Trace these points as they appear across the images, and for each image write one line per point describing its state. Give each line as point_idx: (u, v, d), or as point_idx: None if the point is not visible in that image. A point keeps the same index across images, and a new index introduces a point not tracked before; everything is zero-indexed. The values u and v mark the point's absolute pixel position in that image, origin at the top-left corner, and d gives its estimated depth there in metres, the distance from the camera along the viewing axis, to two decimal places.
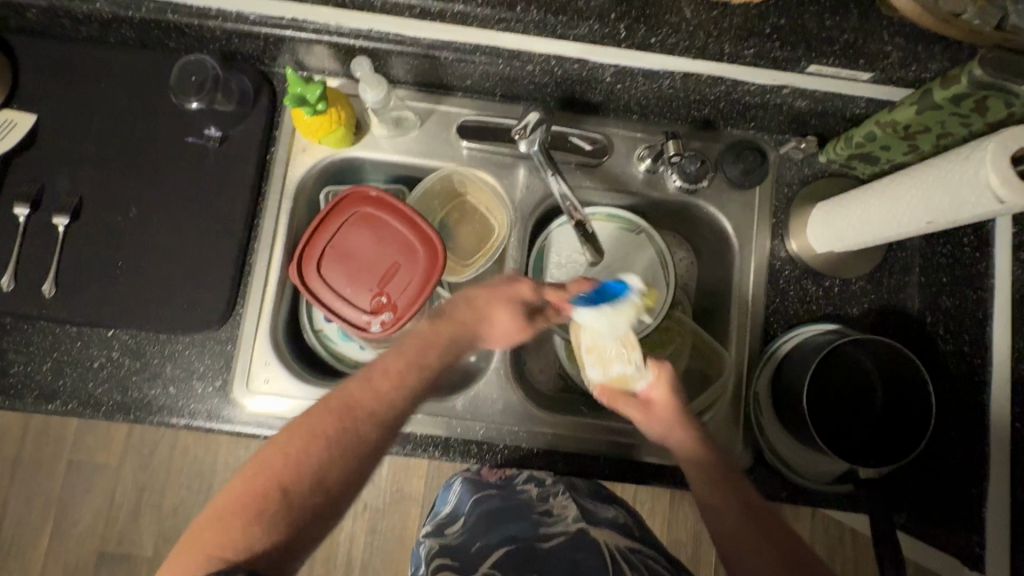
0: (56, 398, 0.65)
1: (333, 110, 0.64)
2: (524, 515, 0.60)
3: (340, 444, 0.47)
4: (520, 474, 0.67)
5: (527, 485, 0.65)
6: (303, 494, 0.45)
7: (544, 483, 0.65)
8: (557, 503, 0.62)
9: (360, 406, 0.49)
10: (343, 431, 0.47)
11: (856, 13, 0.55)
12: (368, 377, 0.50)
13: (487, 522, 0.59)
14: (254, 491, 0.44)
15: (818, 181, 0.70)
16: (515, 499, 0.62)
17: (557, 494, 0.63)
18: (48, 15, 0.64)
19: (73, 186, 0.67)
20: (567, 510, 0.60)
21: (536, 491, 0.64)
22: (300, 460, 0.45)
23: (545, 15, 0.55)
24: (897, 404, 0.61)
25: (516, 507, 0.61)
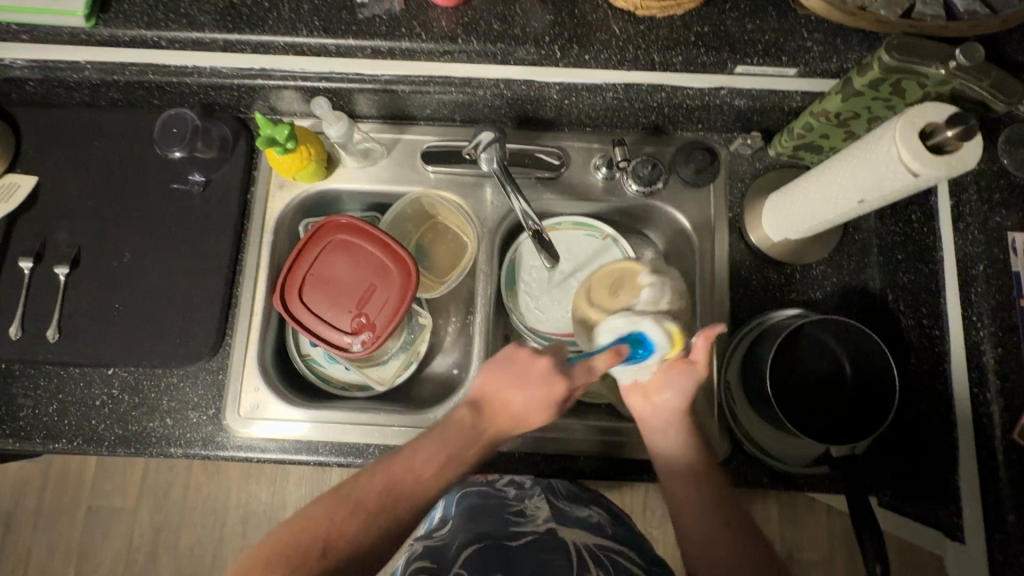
0: (62, 436, 0.69)
1: (303, 148, 0.68)
2: (500, 514, 0.61)
3: (378, 522, 0.50)
4: (502, 476, 0.69)
5: (506, 487, 0.66)
6: (340, 557, 0.48)
7: (522, 484, 0.67)
8: (532, 503, 0.63)
9: (401, 487, 0.52)
10: (385, 511, 0.51)
11: (774, 15, 0.59)
12: (415, 459, 0.54)
13: (465, 519, 0.61)
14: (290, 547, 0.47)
15: (770, 174, 0.73)
16: (493, 498, 0.64)
17: (534, 495, 0.65)
18: (45, 86, 0.70)
19: (72, 237, 0.72)
20: (539, 511, 0.62)
21: (513, 492, 0.66)
22: (343, 528, 0.49)
23: (485, 46, 0.60)
24: (865, 380, 0.63)
25: (493, 505, 0.63)
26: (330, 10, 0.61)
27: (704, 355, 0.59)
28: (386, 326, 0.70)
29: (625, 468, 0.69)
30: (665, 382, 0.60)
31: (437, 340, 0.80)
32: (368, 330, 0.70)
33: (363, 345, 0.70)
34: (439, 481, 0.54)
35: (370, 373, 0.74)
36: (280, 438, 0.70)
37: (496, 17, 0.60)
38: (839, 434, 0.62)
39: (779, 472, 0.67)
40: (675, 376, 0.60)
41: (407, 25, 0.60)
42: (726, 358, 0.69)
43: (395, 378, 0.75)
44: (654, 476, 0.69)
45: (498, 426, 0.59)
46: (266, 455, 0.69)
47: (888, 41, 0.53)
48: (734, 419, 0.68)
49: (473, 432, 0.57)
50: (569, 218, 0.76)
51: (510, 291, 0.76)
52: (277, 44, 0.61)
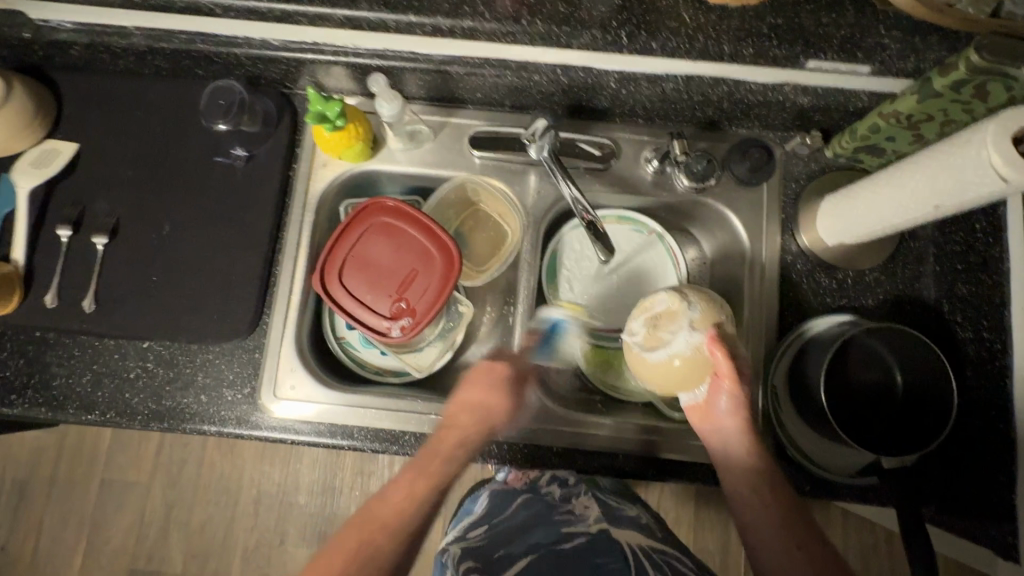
0: (96, 408, 0.68)
1: (351, 126, 0.67)
2: (548, 516, 0.63)
3: (428, 497, 0.53)
4: (545, 477, 0.71)
5: (550, 487, 0.70)
6: (396, 537, 0.50)
7: (567, 483, 0.70)
8: (580, 504, 0.66)
9: (439, 470, 0.56)
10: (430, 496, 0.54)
11: (851, 9, 0.57)
12: (436, 446, 0.58)
13: (513, 522, 0.64)
14: (365, 537, 0.49)
15: (825, 176, 0.71)
16: (540, 502, 0.66)
17: (579, 495, 0.68)
18: (90, 51, 0.69)
19: (111, 207, 0.71)
20: (588, 511, 0.64)
21: (559, 491, 0.69)
22: (402, 512, 0.51)
23: (549, 27, 0.58)
24: (919, 392, 0.61)
25: (538, 510, 0.65)
26: None
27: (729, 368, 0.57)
28: (426, 312, 0.69)
29: (664, 468, 0.68)
30: (710, 394, 0.59)
31: (472, 330, 0.79)
32: (407, 316, 0.69)
33: (401, 330, 0.69)
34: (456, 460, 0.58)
35: (407, 359, 0.73)
36: (315, 421, 0.68)
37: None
38: (891, 445, 0.60)
39: (823, 480, 0.65)
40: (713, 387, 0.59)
41: (469, 3, 0.58)
42: (774, 362, 0.67)
43: (432, 365, 0.74)
44: (693, 478, 0.68)
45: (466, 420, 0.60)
46: (300, 438, 0.68)
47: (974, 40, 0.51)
48: (778, 425, 0.66)
49: (472, 432, 0.60)
50: (615, 211, 0.75)
51: (553, 284, 0.75)
52: (335, 17, 0.59)
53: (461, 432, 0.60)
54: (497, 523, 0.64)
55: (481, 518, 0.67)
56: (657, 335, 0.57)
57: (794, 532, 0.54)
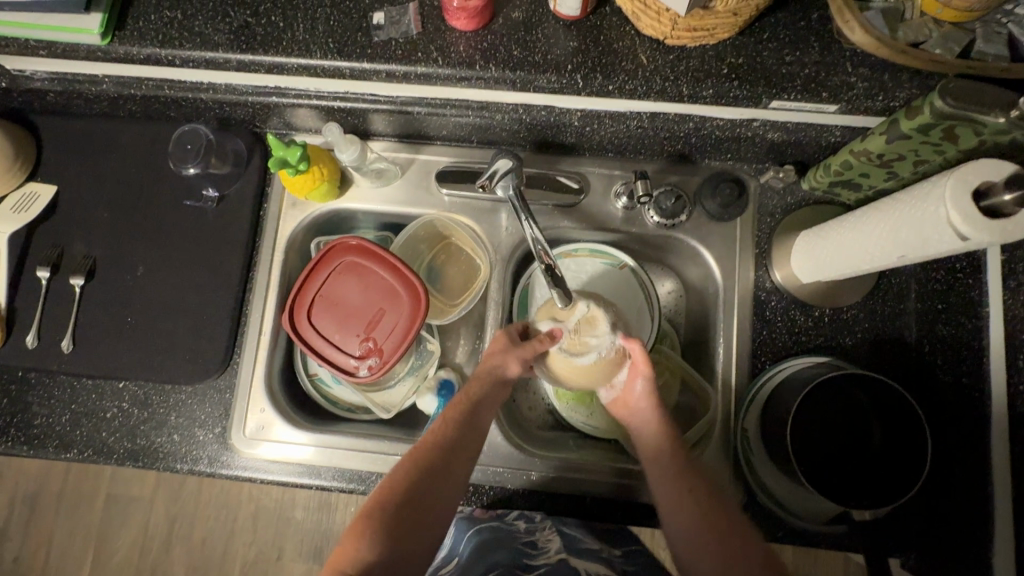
0: (74, 446, 0.70)
1: (315, 168, 0.67)
2: (509, 544, 0.63)
3: (413, 473, 0.54)
4: (511, 509, 0.69)
5: (516, 521, 0.67)
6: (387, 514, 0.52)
7: (533, 518, 0.68)
8: (543, 536, 0.65)
9: (428, 446, 0.56)
10: (420, 474, 0.54)
11: (816, 47, 0.55)
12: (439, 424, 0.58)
13: (478, 549, 0.63)
14: (364, 519, 0.52)
15: (803, 211, 0.69)
16: (504, 530, 0.66)
17: (544, 527, 0.66)
18: (65, 97, 0.70)
19: (89, 249, 0.73)
20: (550, 544, 0.63)
21: (524, 525, 0.67)
22: (390, 491, 0.53)
23: (504, 72, 0.57)
24: (895, 441, 0.59)
25: (501, 538, 0.64)
26: (345, 33, 0.58)
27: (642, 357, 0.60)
28: (393, 352, 0.69)
29: (631, 510, 0.67)
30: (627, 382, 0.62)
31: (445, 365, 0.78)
32: (375, 355, 0.69)
33: (369, 370, 0.69)
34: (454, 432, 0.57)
35: (374, 397, 0.73)
36: (284, 461, 0.69)
37: (517, 42, 0.57)
38: (861, 495, 0.57)
39: (794, 527, 0.64)
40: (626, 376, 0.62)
41: (423, 48, 0.58)
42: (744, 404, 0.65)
43: (402, 403, 0.74)
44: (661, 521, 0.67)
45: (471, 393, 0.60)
46: (269, 477, 0.69)
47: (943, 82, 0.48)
48: (750, 469, 0.65)
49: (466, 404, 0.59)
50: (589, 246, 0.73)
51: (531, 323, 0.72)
52: (292, 66, 0.59)
53: (468, 406, 0.59)
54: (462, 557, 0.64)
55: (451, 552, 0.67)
56: (581, 341, 0.59)
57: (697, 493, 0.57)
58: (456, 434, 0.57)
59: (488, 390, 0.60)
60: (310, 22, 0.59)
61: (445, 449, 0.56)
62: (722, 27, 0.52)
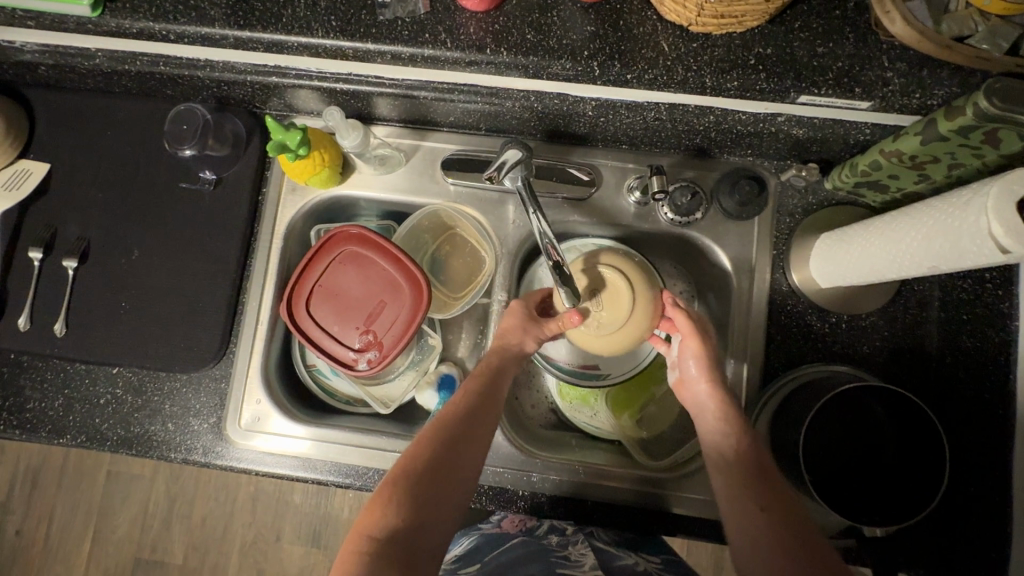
0: (67, 432, 0.68)
1: (316, 153, 0.64)
2: (542, 556, 0.63)
3: (437, 433, 0.54)
4: (542, 525, 0.72)
5: (549, 535, 0.68)
6: (412, 471, 0.51)
7: (566, 533, 0.69)
8: (576, 549, 0.64)
9: (450, 406, 0.57)
10: (444, 435, 0.54)
11: (851, 38, 0.51)
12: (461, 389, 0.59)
13: (511, 560, 0.62)
14: (388, 480, 0.51)
15: (825, 211, 0.65)
16: (538, 544, 0.66)
17: (577, 541, 0.66)
18: (57, 70, 0.68)
19: (82, 230, 0.71)
20: (584, 558, 0.61)
21: (557, 539, 0.67)
22: (412, 450, 0.53)
23: (516, 57, 0.53)
24: (907, 459, 0.56)
25: (535, 552, 0.64)
26: (349, 10, 0.55)
27: (687, 324, 0.60)
28: (393, 345, 0.67)
29: (633, 514, 0.66)
30: (687, 359, 0.61)
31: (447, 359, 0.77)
32: (375, 348, 0.67)
33: (368, 363, 0.67)
34: (475, 393, 0.58)
35: (372, 391, 0.71)
36: (280, 454, 0.68)
37: (531, 25, 0.54)
38: (872, 512, 0.55)
39: None
40: (687, 347, 0.60)
41: (431, 29, 0.54)
42: (755, 412, 0.63)
43: (402, 397, 0.72)
44: (663, 527, 0.65)
45: (493, 360, 0.61)
46: (265, 469, 0.68)
47: (981, 88, 0.45)
48: None
49: (489, 368, 0.60)
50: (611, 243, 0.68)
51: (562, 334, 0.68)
52: (292, 44, 0.56)
53: (488, 369, 0.60)
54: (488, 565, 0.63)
55: (471, 559, 0.66)
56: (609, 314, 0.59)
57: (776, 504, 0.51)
58: (476, 405, 0.57)
59: (502, 361, 0.61)
60: None
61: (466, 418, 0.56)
62: (751, 14, 0.48)
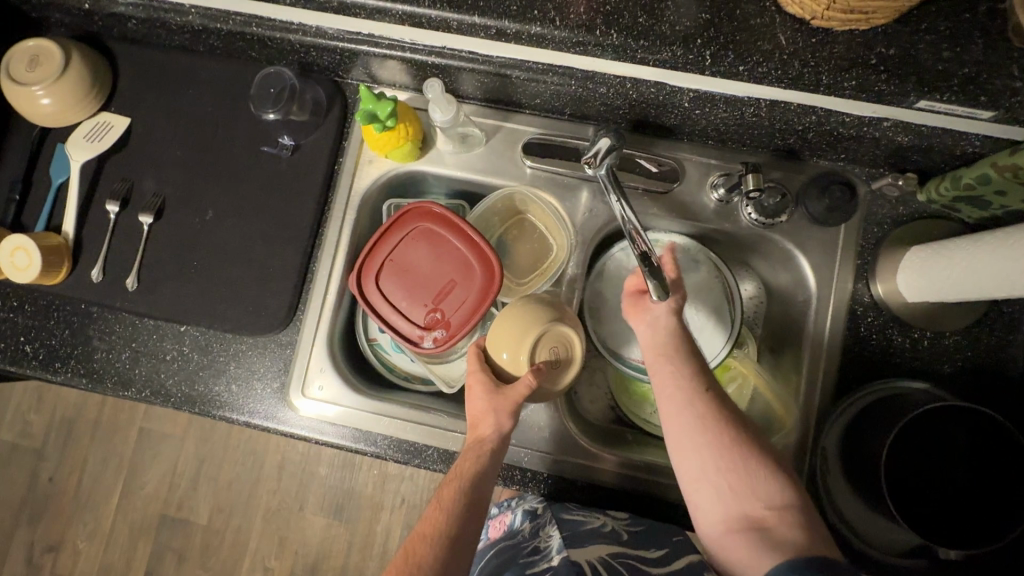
0: (133, 385, 0.69)
1: (402, 126, 0.64)
2: (513, 558, 0.60)
3: (467, 478, 0.50)
4: (517, 515, 0.68)
5: (523, 524, 0.65)
6: (446, 522, 0.47)
7: (536, 515, 0.64)
8: (544, 535, 0.60)
9: (478, 443, 0.53)
10: (471, 481, 0.50)
11: (981, 43, 0.49)
12: (480, 418, 0.54)
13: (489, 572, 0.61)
14: (422, 532, 0.47)
15: (915, 224, 0.64)
16: (512, 543, 0.63)
17: (545, 523, 0.62)
18: (147, 25, 0.67)
19: (158, 187, 0.71)
20: (550, 541, 0.58)
21: (530, 528, 0.64)
22: (444, 495, 0.49)
23: (626, 40, 0.52)
24: (982, 480, 0.55)
25: (508, 555, 0.61)
26: None
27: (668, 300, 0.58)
28: (460, 327, 0.66)
29: None
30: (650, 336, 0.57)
31: None
32: (441, 328, 0.67)
33: (434, 342, 0.66)
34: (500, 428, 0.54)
35: (435, 370, 0.71)
36: (339, 424, 0.68)
37: (642, 8, 0.52)
38: (943, 533, 0.54)
39: (864, 555, 0.61)
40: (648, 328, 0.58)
41: (540, 5, 0.53)
42: (826, 425, 0.62)
43: (461, 378, 0.72)
44: None
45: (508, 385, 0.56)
46: (324, 439, 0.68)
47: None
48: (823, 488, 0.62)
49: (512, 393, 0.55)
50: (715, 256, 0.69)
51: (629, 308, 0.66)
52: (395, 12, 0.55)
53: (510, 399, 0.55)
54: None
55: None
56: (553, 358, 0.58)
57: (775, 531, 0.45)
58: (499, 443, 0.53)
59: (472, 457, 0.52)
60: None
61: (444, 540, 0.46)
62: (884, 11, 0.46)
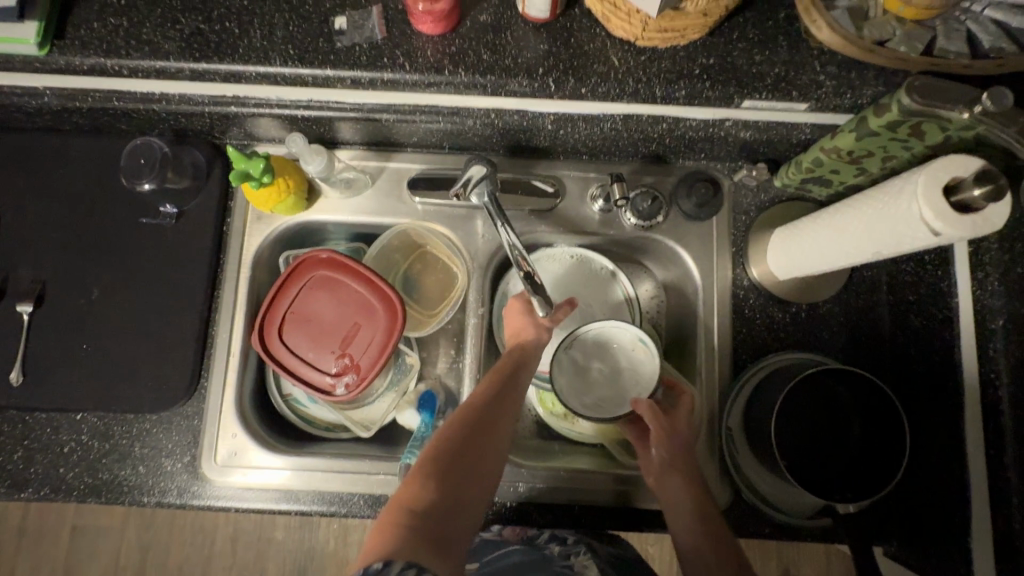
0: (29, 485, 0.65)
1: (280, 180, 0.64)
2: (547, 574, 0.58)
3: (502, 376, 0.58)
4: (542, 530, 0.66)
5: (549, 544, 0.63)
6: (483, 403, 0.54)
7: (567, 541, 0.64)
8: (580, 563, 0.61)
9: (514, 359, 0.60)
10: (506, 378, 0.58)
11: (784, 46, 0.55)
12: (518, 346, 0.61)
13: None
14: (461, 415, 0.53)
15: (774, 209, 0.69)
16: (538, 555, 0.62)
17: (579, 552, 0.62)
18: (3, 111, 0.66)
19: (36, 273, 0.68)
20: (590, 572, 0.59)
21: (559, 549, 0.62)
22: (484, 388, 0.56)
23: (474, 76, 0.56)
24: (872, 440, 0.59)
25: (534, 562, 0.61)
26: (306, 38, 0.56)
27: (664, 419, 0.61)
28: (371, 368, 0.66)
29: (620, 515, 0.67)
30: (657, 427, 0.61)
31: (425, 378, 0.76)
32: (352, 372, 0.66)
33: (346, 387, 0.66)
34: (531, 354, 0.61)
35: (351, 416, 0.71)
36: (260, 488, 0.66)
37: (486, 45, 0.56)
38: (846, 490, 0.58)
39: (780, 522, 0.64)
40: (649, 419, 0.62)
41: (390, 53, 0.56)
42: (728, 407, 0.66)
43: (383, 419, 0.72)
44: (651, 524, 0.67)
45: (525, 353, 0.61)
46: (245, 505, 0.66)
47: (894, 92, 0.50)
48: (737, 471, 0.65)
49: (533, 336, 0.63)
50: (610, 262, 0.72)
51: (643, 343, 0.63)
52: (250, 74, 0.56)
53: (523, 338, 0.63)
54: (484, 574, 0.59)
55: (468, 558, 0.63)
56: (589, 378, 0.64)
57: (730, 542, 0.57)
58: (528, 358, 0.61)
59: (528, 365, 0.60)
60: (267, 27, 0.56)
61: (495, 409, 0.54)
62: (692, 28, 0.51)
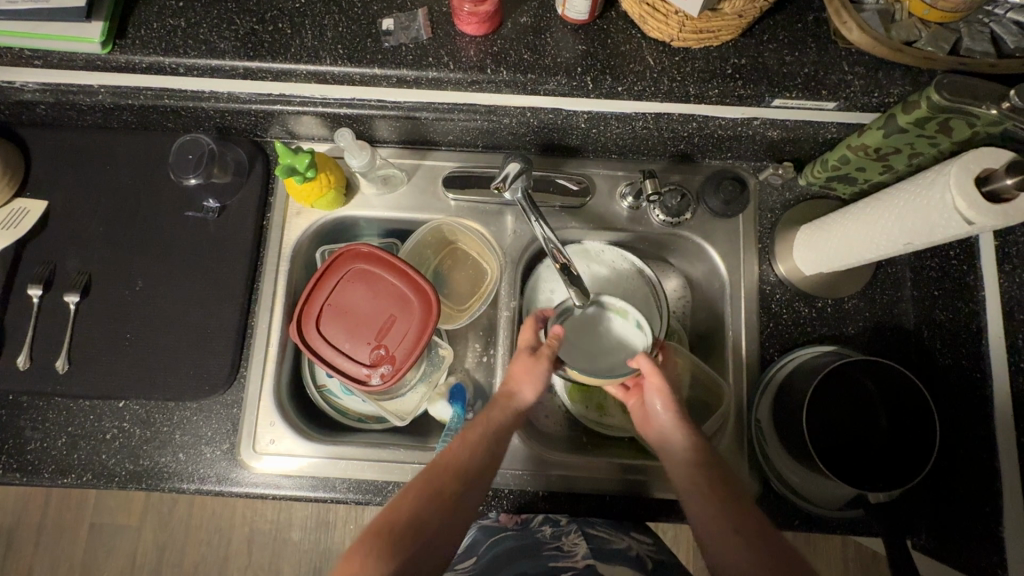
0: (71, 471, 0.66)
1: (322, 175, 0.67)
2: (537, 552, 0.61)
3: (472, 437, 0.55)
4: (536, 516, 0.68)
5: (542, 527, 0.66)
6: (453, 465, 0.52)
7: (559, 523, 0.66)
8: (568, 541, 0.62)
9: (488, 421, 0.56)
10: (478, 441, 0.54)
11: (813, 47, 0.58)
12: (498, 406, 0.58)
13: (503, 557, 0.62)
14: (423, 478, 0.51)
15: (799, 206, 0.71)
16: (529, 538, 0.64)
17: (570, 532, 0.64)
18: (56, 109, 0.68)
19: (83, 264, 0.70)
20: (577, 547, 0.61)
21: (550, 531, 0.65)
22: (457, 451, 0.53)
23: (515, 74, 0.58)
24: (900, 430, 0.60)
25: (526, 546, 0.62)
26: (354, 38, 0.59)
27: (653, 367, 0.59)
28: (406, 358, 0.67)
29: (650, 506, 0.67)
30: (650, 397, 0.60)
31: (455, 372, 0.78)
32: (387, 362, 0.67)
33: (381, 378, 0.66)
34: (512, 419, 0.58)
35: (386, 406, 0.72)
36: (297, 475, 0.68)
37: (526, 46, 0.59)
38: (877, 478, 0.58)
39: (808, 513, 0.65)
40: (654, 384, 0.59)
41: (434, 53, 0.59)
42: (755, 399, 0.67)
43: (415, 410, 0.73)
44: (680, 516, 0.67)
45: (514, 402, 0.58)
46: (281, 492, 0.67)
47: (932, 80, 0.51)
48: (765, 462, 0.66)
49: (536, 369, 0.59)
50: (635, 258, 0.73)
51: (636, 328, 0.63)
52: (301, 72, 0.59)
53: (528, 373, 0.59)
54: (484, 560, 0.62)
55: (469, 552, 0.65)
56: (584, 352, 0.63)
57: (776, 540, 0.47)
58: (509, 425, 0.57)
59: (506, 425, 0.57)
60: (318, 29, 0.59)
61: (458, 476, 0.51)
62: (727, 29, 0.53)
